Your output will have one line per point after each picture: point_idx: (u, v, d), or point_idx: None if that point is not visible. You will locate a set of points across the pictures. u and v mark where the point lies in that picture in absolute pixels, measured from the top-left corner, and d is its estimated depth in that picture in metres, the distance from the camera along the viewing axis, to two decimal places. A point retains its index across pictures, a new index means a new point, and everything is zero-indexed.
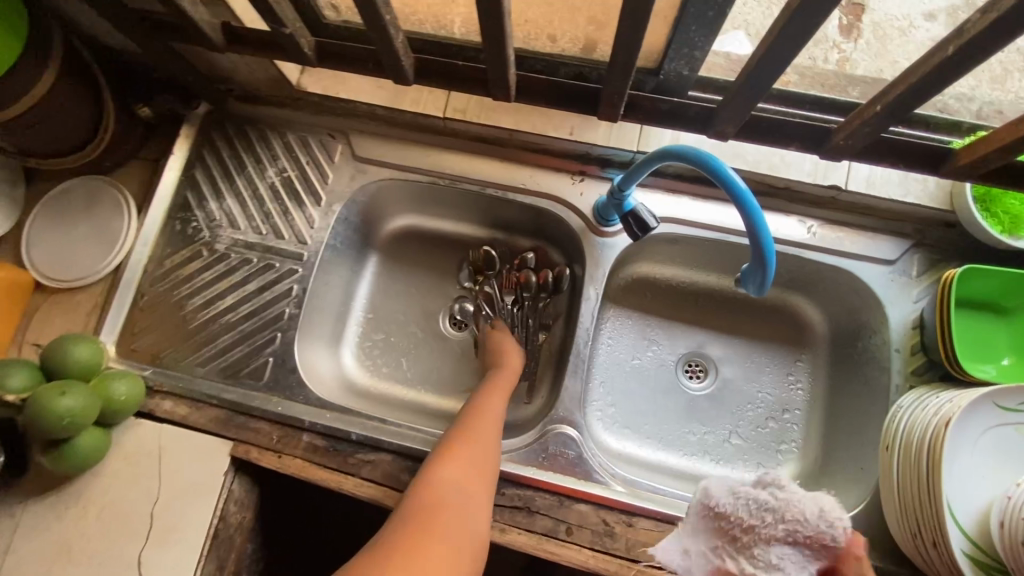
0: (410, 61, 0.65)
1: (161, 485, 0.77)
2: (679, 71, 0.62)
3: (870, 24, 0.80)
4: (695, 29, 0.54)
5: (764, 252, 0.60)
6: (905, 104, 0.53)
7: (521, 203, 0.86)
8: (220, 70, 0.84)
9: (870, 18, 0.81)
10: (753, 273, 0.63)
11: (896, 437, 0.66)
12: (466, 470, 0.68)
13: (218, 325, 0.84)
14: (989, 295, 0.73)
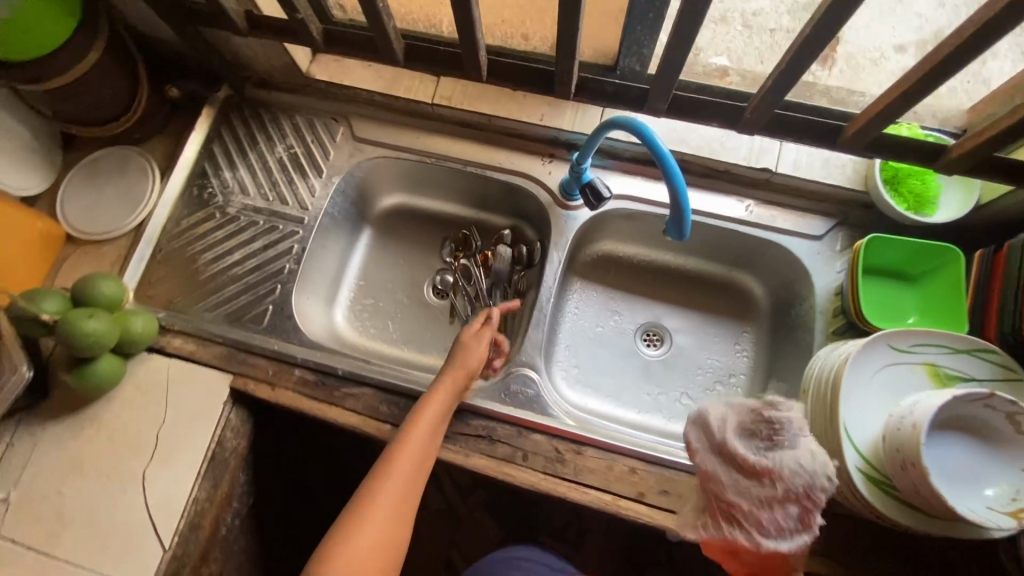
0: (400, 45, 0.78)
1: (167, 411, 0.87)
2: (632, 67, 0.75)
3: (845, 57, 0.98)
4: (638, 27, 0.67)
5: (681, 204, 0.73)
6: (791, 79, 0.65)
7: (497, 179, 0.98)
8: (242, 58, 0.97)
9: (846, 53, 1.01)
10: (674, 221, 0.75)
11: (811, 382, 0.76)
12: (379, 526, 0.68)
13: (226, 276, 0.96)
14: (897, 263, 0.83)
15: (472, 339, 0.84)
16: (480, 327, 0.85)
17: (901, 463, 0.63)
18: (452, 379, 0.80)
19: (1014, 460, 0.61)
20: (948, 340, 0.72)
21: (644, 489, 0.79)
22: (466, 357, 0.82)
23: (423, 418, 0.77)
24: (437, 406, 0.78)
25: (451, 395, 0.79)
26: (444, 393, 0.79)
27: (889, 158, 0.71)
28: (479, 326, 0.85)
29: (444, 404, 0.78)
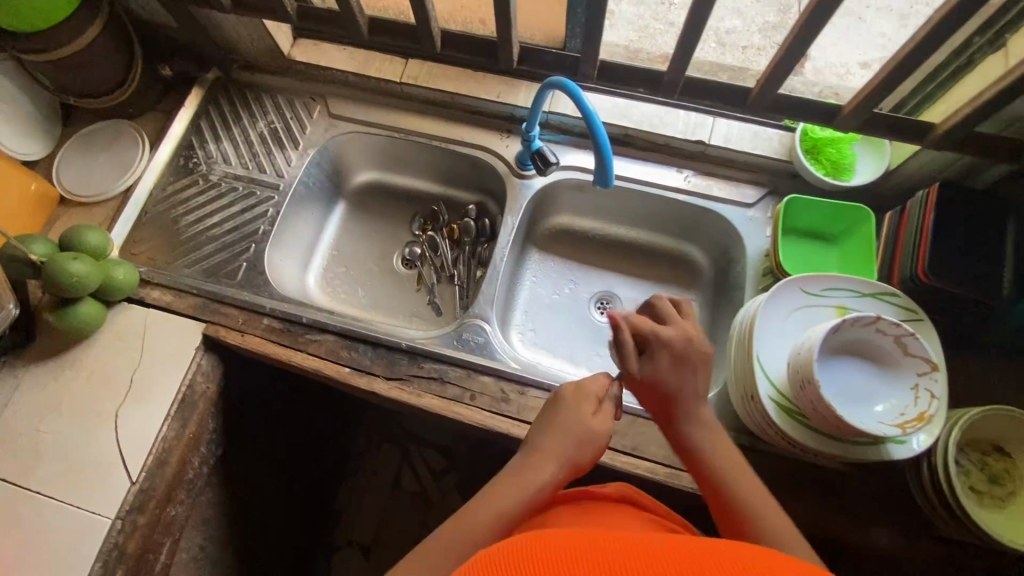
0: (362, 19, 0.88)
1: (142, 356, 0.93)
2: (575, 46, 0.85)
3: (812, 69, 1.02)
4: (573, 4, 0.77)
5: (604, 157, 0.82)
6: (690, 42, 0.73)
7: (459, 152, 1.07)
8: (229, 40, 1.07)
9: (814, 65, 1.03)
10: (600, 170, 0.84)
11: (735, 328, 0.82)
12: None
13: (205, 236, 1.03)
14: (817, 224, 0.91)
15: (582, 406, 0.68)
16: (598, 397, 0.70)
17: (801, 387, 0.69)
18: (562, 454, 0.65)
19: (899, 380, 0.68)
20: (857, 285, 0.78)
21: None
22: (573, 429, 0.66)
23: (517, 476, 0.63)
24: (540, 476, 0.63)
25: (558, 474, 0.64)
26: (543, 462, 0.64)
27: (792, 119, 0.80)
28: (596, 397, 0.70)
29: (551, 482, 0.63)
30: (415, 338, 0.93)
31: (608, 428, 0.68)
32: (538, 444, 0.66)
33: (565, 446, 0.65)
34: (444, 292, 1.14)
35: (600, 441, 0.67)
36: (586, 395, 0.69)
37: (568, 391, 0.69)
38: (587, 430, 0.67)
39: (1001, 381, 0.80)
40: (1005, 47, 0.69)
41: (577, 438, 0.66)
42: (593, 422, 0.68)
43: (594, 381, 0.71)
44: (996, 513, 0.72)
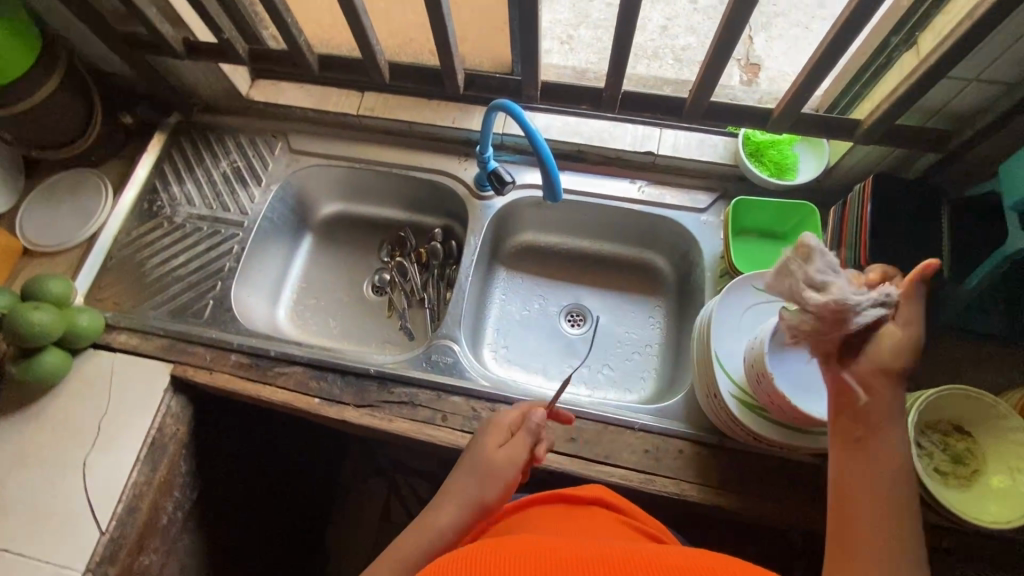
0: (312, 56, 0.91)
1: (109, 401, 0.92)
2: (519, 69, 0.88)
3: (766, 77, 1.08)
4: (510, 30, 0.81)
5: (551, 173, 0.85)
6: (621, 60, 0.76)
7: (420, 178, 1.10)
8: (188, 85, 1.10)
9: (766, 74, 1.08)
10: (548, 187, 0.88)
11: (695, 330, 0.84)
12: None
13: (171, 277, 1.04)
14: (767, 224, 0.94)
15: (488, 440, 0.69)
16: (511, 428, 0.71)
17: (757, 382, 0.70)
18: (466, 484, 0.65)
19: None
20: None
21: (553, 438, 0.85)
22: (478, 461, 0.67)
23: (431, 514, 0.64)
24: (444, 512, 0.64)
25: (466, 507, 0.64)
26: (450, 498, 0.65)
27: (727, 124, 0.84)
28: (506, 426, 0.71)
29: (456, 521, 0.63)
30: (385, 364, 0.93)
31: (514, 461, 0.67)
32: (451, 479, 0.67)
33: (466, 477, 0.66)
34: (415, 317, 1.14)
35: (501, 470, 0.66)
36: (492, 429, 0.70)
37: (480, 428, 0.72)
38: (488, 465, 0.66)
39: (952, 361, 0.83)
40: (916, 45, 0.74)
41: (478, 468, 0.66)
42: (493, 451, 0.67)
43: (511, 414, 0.73)
44: (960, 493, 0.72)
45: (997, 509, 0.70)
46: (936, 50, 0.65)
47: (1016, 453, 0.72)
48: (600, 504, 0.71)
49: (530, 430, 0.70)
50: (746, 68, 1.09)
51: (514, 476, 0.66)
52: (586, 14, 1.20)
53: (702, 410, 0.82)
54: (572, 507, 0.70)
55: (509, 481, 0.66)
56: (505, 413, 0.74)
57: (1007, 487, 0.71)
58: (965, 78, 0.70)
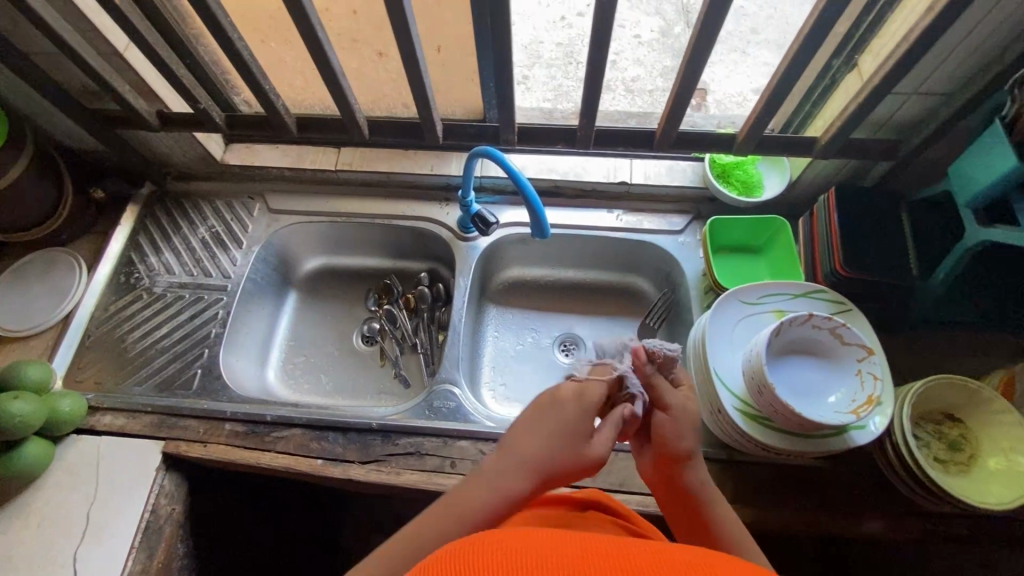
0: (290, 118, 0.92)
1: (98, 487, 0.87)
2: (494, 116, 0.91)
3: (713, 101, 1.16)
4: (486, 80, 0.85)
5: (537, 212, 0.88)
6: (592, 102, 0.80)
7: (402, 226, 1.11)
8: (161, 155, 1.10)
9: (711, 99, 1.17)
10: (535, 225, 0.91)
11: (691, 348, 0.86)
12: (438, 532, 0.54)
13: (154, 349, 1.01)
14: (742, 239, 0.99)
15: (578, 418, 0.62)
16: (597, 409, 0.64)
17: (757, 393, 0.72)
18: (541, 453, 0.60)
19: (844, 369, 0.73)
20: (788, 288, 0.84)
21: None
22: (560, 427, 0.61)
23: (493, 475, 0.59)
24: (517, 480, 0.58)
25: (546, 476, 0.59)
26: (524, 461, 0.59)
27: (696, 151, 0.89)
28: (594, 410, 0.63)
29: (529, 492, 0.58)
30: (387, 415, 0.92)
31: (607, 447, 0.62)
32: (528, 442, 0.60)
33: (554, 450, 0.60)
34: (410, 364, 1.13)
35: (591, 463, 0.61)
36: (585, 404, 0.63)
37: (567, 394, 0.64)
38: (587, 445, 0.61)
39: (931, 353, 0.87)
40: (858, 66, 0.80)
41: (563, 449, 0.60)
42: (585, 441, 0.61)
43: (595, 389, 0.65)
44: (962, 478, 0.75)
45: (999, 489, 0.72)
46: (879, 70, 0.71)
47: (1006, 433, 0.75)
48: (598, 507, 0.68)
49: (615, 422, 0.64)
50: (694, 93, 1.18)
51: (598, 464, 0.62)
52: (538, 54, 1.25)
53: (707, 428, 0.84)
54: (570, 511, 0.65)
55: (591, 464, 0.61)
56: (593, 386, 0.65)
57: (1004, 467, 0.74)
58: (906, 93, 0.76)
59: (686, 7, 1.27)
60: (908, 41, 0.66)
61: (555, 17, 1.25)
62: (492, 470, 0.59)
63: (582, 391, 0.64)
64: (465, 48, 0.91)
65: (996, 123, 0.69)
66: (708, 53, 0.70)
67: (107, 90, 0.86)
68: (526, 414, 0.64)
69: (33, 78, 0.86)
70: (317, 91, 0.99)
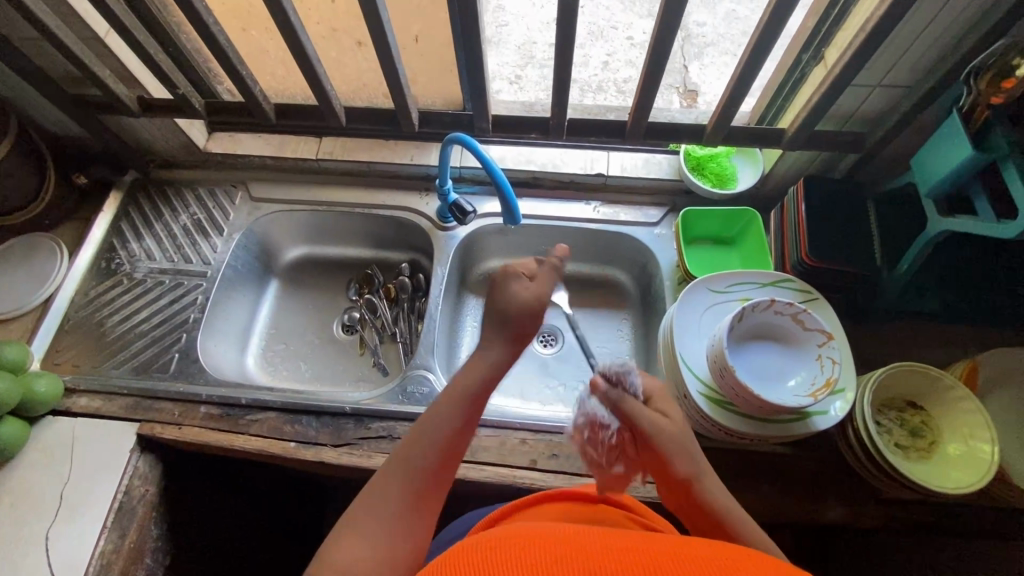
0: (269, 105, 0.94)
1: (72, 468, 0.88)
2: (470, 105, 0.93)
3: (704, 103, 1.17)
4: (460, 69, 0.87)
5: (509, 200, 0.89)
6: (563, 91, 0.82)
7: (383, 215, 1.12)
8: (144, 143, 1.11)
9: (702, 100, 1.17)
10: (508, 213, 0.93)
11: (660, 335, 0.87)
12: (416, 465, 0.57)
13: (133, 334, 1.02)
14: (715, 231, 1.00)
15: (514, 283, 0.65)
16: (531, 273, 0.67)
17: (719, 376, 0.73)
18: (501, 329, 0.64)
19: (804, 354, 0.74)
20: (755, 277, 0.85)
21: (535, 457, 0.86)
22: (503, 302, 0.65)
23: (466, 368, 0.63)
24: (490, 352, 0.64)
25: (510, 342, 0.65)
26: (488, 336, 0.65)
27: (667, 142, 0.90)
28: (528, 273, 0.67)
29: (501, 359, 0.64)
30: (360, 400, 0.93)
31: (547, 292, 0.66)
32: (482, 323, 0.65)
33: (500, 317, 0.65)
34: (389, 353, 1.14)
35: (537, 307, 0.65)
36: (515, 272, 0.66)
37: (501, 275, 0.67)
38: (524, 292, 0.65)
39: (897, 343, 0.88)
40: (824, 59, 0.82)
41: (513, 311, 0.64)
42: (529, 295, 0.65)
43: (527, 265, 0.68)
44: (922, 464, 0.76)
45: (958, 474, 0.73)
46: (839, 62, 0.73)
47: (964, 419, 0.76)
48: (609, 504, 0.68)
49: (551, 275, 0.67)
50: (684, 96, 1.18)
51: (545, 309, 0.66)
52: (531, 54, 1.27)
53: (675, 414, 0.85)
54: (580, 508, 0.67)
55: (536, 315, 0.66)
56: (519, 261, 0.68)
57: (962, 453, 0.75)
58: (869, 85, 0.78)
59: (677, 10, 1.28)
60: (864, 33, 0.68)
61: (550, 19, 1.33)
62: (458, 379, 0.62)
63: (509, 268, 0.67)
64: (442, 39, 0.92)
65: (953, 114, 0.70)
66: (672, 42, 0.72)
67: (87, 74, 0.88)
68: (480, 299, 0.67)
69: (14, 62, 0.88)
70: (297, 80, 1.00)
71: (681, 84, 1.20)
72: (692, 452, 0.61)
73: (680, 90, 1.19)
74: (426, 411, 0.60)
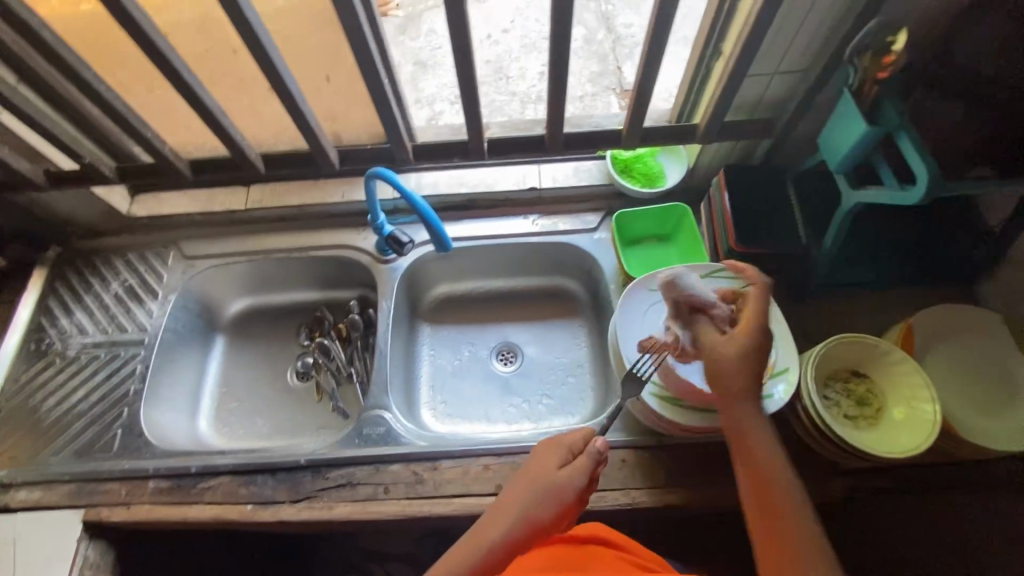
0: (182, 163, 0.91)
1: (14, 566, 0.84)
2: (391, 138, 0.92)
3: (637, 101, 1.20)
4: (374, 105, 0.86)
5: (435, 229, 0.92)
6: (473, 115, 0.82)
7: (321, 255, 1.10)
8: (62, 216, 1.07)
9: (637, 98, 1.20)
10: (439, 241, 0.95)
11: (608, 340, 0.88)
12: None
13: (71, 415, 0.98)
14: (651, 230, 1.02)
15: (562, 471, 0.67)
16: (576, 450, 0.70)
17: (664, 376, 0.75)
18: (533, 500, 0.65)
19: None
20: (694, 269, 0.87)
21: (501, 481, 0.85)
22: (547, 485, 0.66)
23: (488, 524, 0.65)
24: (504, 519, 0.65)
25: (516, 532, 0.64)
26: (509, 507, 0.65)
27: (586, 151, 0.91)
28: (585, 474, 0.68)
29: (510, 535, 0.63)
30: (316, 450, 0.90)
31: (578, 480, 0.67)
32: (512, 496, 0.66)
33: (532, 497, 0.65)
34: (348, 395, 1.09)
35: (566, 494, 0.66)
36: (576, 465, 0.68)
37: (554, 460, 0.68)
38: (574, 450, 0.70)
39: (834, 317, 0.91)
40: (721, 53, 0.84)
41: (547, 492, 0.65)
42: (562, 480, 0.66)
43: (576, 437, 0.71)
44: (871, 432, 0.78)
45: (909, 436, 0.75)
46: (732, 56, 0.75)
47: (907, 381, 0.78)
48: (596, 542, 0.74)
49: (590, 460, 0.68)
50: (622, 94, 1.21)
51: (574, 497, 0.67)
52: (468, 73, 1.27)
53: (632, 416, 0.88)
54: (574, 548, 0.73)
55: (559, 516, 0.66)
56: (574, 442, 0.70)
57: (908, 415, 0.77)
58: (767, 74, 0.80)
59: (605, 14, 1.32)
60: (748, 26, 0.70)
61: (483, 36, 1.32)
62: (486, 523, 0.65)
63: (578, 461, 0.68)
64: (352, 76, 0.91)
65: (845, 94, 0.73)
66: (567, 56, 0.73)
67: None
68: (538, 461, 0.69)
69: None
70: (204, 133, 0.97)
71: (618, 85, 1.23)
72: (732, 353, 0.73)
73: (617, 92, 1.22)
74: (452, 547, 0.64)
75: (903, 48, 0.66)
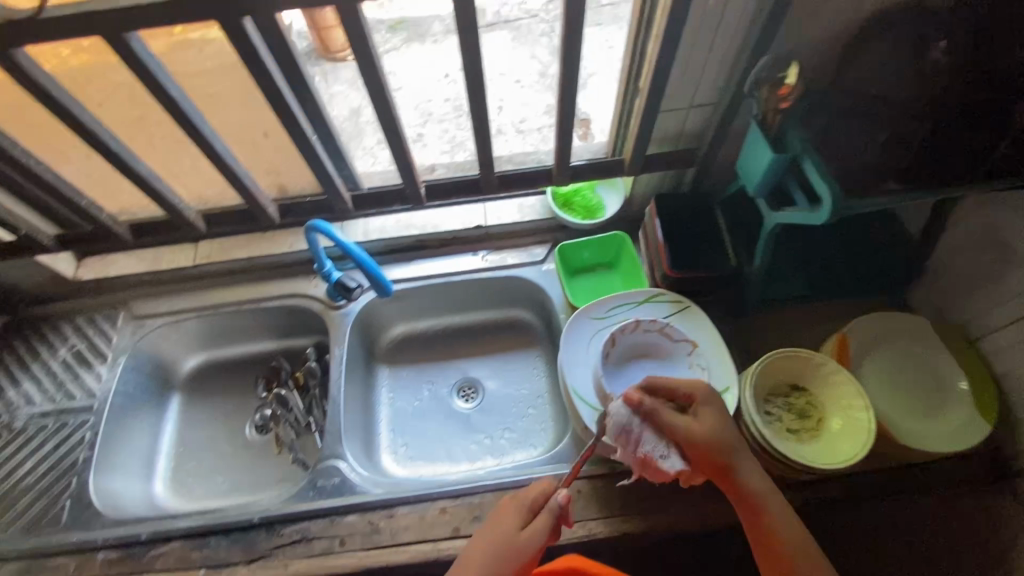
0: (122, 227, 0.93)
1: None
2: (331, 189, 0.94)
3: None
4: None
5: (376, 275, 0.99)
6: (404, 164, 0.86)
7: (273, 306, 1.10)
8: (7, 286, 1.07)
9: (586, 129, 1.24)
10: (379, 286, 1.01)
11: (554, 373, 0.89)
12: None
13: (18, 490, 0.96)
14: (593, 260, 1.05)
15: (517, 530, 0.66)
16: (535, 507, 0.69)
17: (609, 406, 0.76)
18: (490, 562, 0.64)
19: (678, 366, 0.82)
20: (633, 296, 0.89)
21: (458, 523, 0.85)
22: (504, 547, 0.65)
23: None
24: None
25: None
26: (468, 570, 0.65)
27: (521, 189, 0.95)
28: (544, 532, 0.66)
29: None
30: (270, 507, 0.89)
31: (538, 539, 0.66)
32: (472, 559, 0.66)
33: (489, 559, 0.64)
34: (307, 445, 1.08)
35: (523, 554, 0.65)
36: (534, 526, 0.67)
37: (512, 519, 0.67)
38: (533, 509, 0.68)
39: (773, 333, 0.95)
40: None
41: (504, 554, 0.65)
42: (518, 540, 0.65)
43: (535, 492, 0.70)
44: (814, 444, 0.79)
45: (847, 445, 0.77)
46: (643, 96, 0.80)
47: (843, 392, 0.81)
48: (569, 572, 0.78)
49: (550, 517, 0.68)
50: None
51: (535, 557, 0.66)
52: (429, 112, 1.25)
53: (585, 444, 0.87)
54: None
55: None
56: (532, 499, 0.69)
57: (846, 425, 0.79)
58: (683, 107, 0.85)
59: None
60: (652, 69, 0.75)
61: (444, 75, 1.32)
62: None
63: (535, 521, 0.67)
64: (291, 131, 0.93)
65: (753, 123, 0.77)
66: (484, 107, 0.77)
67: None
68: (496, 521, 0.68)
69: None
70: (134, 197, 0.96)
71: None
72: (704, 411, 0.69)
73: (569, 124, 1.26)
74: None
75: (797, 80, 0.72)
